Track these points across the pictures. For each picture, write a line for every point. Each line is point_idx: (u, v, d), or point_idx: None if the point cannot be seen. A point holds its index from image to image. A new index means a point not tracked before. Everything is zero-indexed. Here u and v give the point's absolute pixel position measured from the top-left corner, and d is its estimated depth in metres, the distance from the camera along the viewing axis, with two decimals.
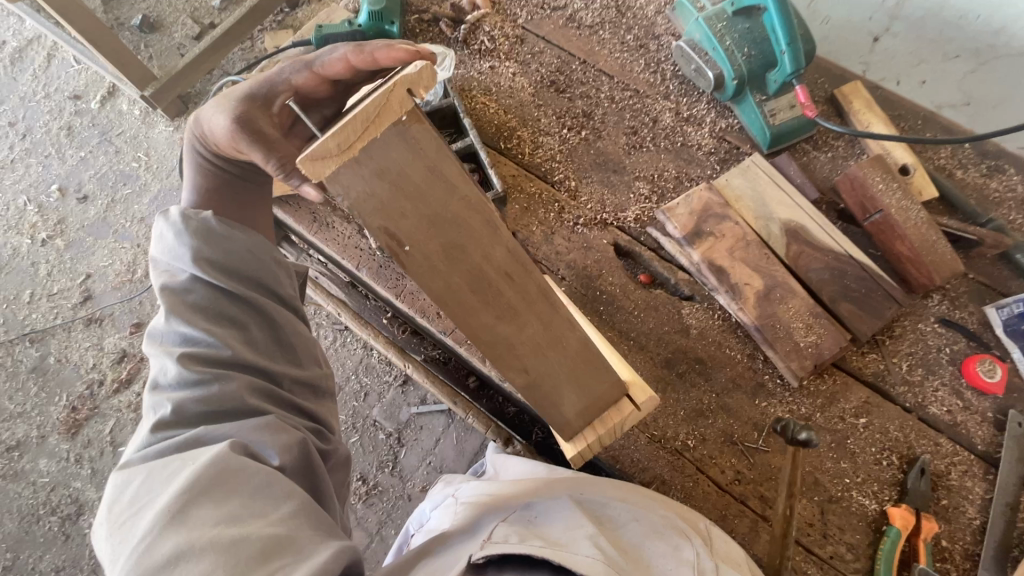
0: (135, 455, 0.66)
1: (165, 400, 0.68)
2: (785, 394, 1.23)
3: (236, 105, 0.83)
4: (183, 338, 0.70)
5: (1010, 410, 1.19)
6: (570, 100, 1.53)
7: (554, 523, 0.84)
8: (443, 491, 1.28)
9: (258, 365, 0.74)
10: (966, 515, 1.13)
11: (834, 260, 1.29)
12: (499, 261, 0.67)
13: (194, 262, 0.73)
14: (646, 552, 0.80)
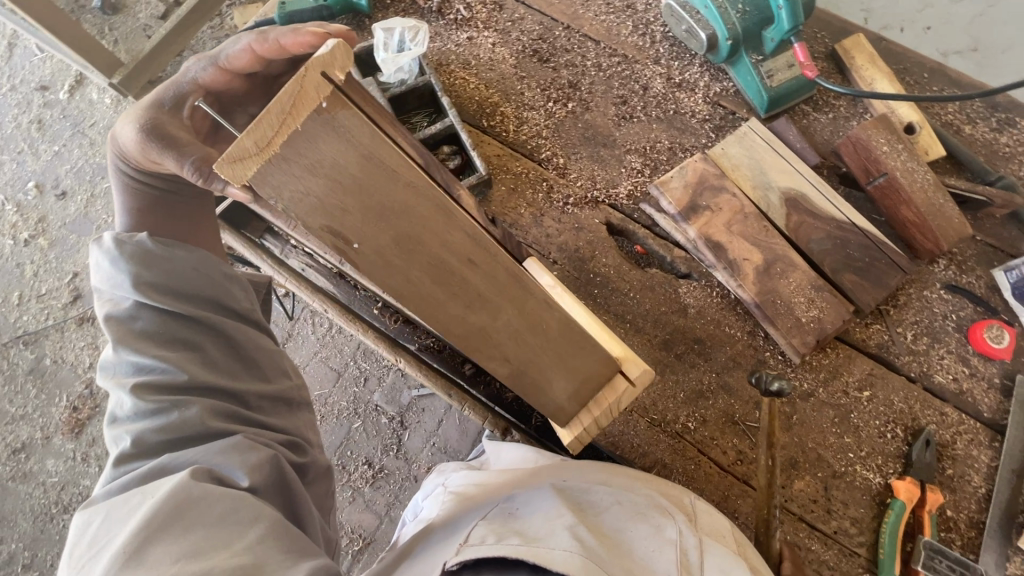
0: (103, 486, 0.70)
1: (124, 433, 0.72)
2: (787, 370, 1.20)
3: (141, 113, 0.76)
4: (136, 366, 0.73)
5: (1017, 375, 1.17)
6: (555, 70, 1.45)
7: (534, 512, 0.83)
8: (438, 481, 1.27)
9: (217, 386, 0.76)
10: (972, 484, 1.11)
11: (835, 229, 1.24)
12: (459, 247, 0.62)
13: (135, 288, 0.75)
14: (628, 534, 0.79)
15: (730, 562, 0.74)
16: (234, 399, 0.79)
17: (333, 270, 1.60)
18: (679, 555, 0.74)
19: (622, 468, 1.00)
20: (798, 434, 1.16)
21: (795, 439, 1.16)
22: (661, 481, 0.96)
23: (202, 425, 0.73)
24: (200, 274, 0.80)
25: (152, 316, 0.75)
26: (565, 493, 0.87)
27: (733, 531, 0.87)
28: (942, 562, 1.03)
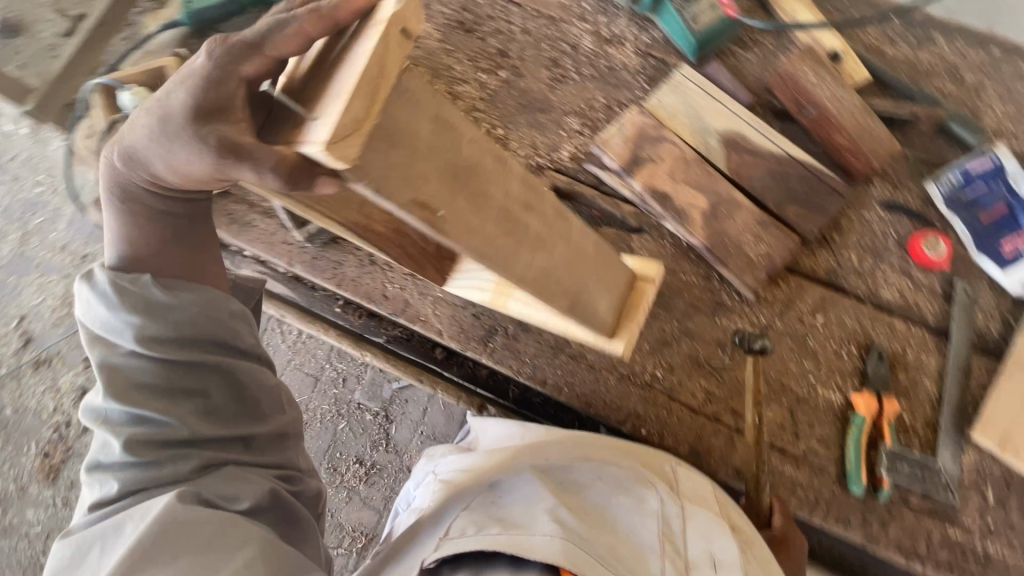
0: (81, 516, 0.78)
1: (111, 478, 0.77)
2: (744, 307, 1.23)
3: (161, 130, 0.63)
4: (128, 417, 0.77)
5: (955, 280, 1.23)
6: (482, 39, 1.42)
7: (518, 493, 0.91)
8: (424, 468, 1.29)
9: (215, 436, 0.81)
10: (924, 389, 1.18)
11: (775, 164, 1.26)
12: (515, 194, 0.75)
13: (138, 342, 0.77)
14: (613, 509, 0.90)
15: (710, 525, 0.88)
16: (234, 442, 0.84)
17: (286, 274, 1.52)
18: (663, 526, 0.87)
19: (603, 437, 1.11)
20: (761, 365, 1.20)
21: (759, 371, 1.20)
22: (641, 451, 1.08)
23: (194, 479, 0.78)
24: (206, 324, 0.82)
25: (143, 372, 0.78)
26: (548, 473, 0.96)
27: (718, 490, 1.05)
28: (900, 464, 1.12)
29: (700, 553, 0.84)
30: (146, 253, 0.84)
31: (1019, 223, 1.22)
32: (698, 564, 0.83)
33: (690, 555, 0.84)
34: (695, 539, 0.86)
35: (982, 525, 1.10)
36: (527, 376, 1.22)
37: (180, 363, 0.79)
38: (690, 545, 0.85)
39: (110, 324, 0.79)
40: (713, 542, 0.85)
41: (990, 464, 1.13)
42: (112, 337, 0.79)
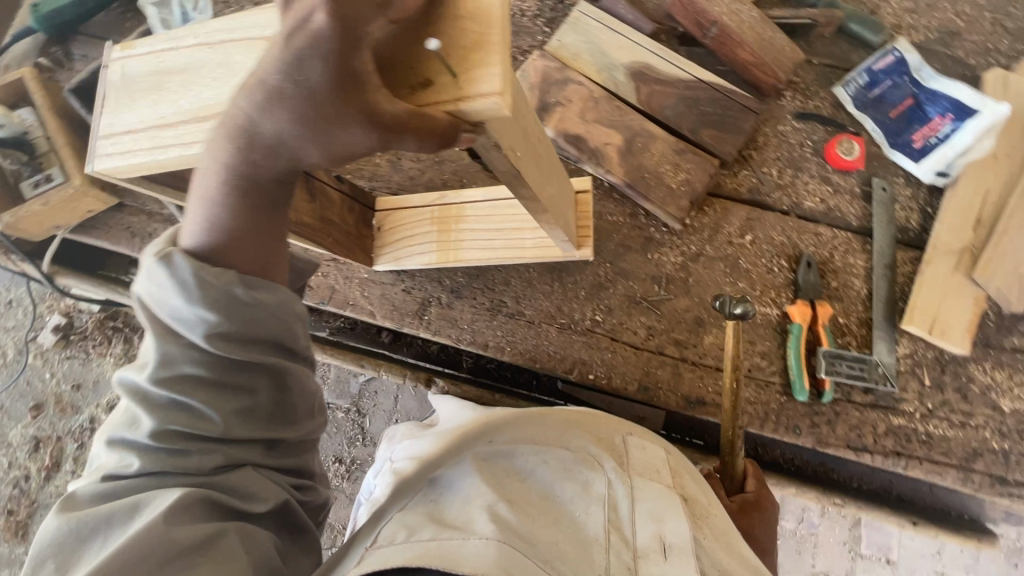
0: (90, 479, 0.66)
1: (133, 453, 0.65)
2: (673, 239, 1.22)
3: (284, 110, 0.55)
4: (171, 399, 0.65)
5: (873, 178, 1.24)
6: None
7: (459, 487, 0.82)
8: (384, 455, 1.25)
9: (250, 438, 0.69)
10: (854, 289, 1.20)
11: (684, 90, 1.24)
12: (540, 130, 0.80)
13: (205, 337, 0.64)
14: (560, 496, 0.82)
15: (660, 504, 0.82)
16: (261, 442, 0.71)
17: None
18: (609, 514, 0.80)
19: (555, 408, 0.98)
20: (698, 293, 1.20)
21: (696, 299, 1.20)
22: (593, 419, 0.98)
23: (210, 479, 0.66)
24: (259, 320, 0.67)
25: (189, 358, 0.65)
26: (491, 462, 0.86)
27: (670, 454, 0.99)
28: (842, 365, 1.13)
29: (649, 538, 0.78)
30: (231, 237, 0.66)
31: (928, 113, 1.23)
32: (647, 550, 0.77)
33: (637, 542, 0.78)
34: (643, 523, 0.80)
35: (921, 408, 1.15)
36: (469, 342, 1.20)
37: (235, 360, 0.67)
38: (638, 530, 0.79)
39: (155, 296, 0.65)
40: (663, 524, 0.79)
41: (923, 350, 1.16)
42: (155, 311, 0.66)
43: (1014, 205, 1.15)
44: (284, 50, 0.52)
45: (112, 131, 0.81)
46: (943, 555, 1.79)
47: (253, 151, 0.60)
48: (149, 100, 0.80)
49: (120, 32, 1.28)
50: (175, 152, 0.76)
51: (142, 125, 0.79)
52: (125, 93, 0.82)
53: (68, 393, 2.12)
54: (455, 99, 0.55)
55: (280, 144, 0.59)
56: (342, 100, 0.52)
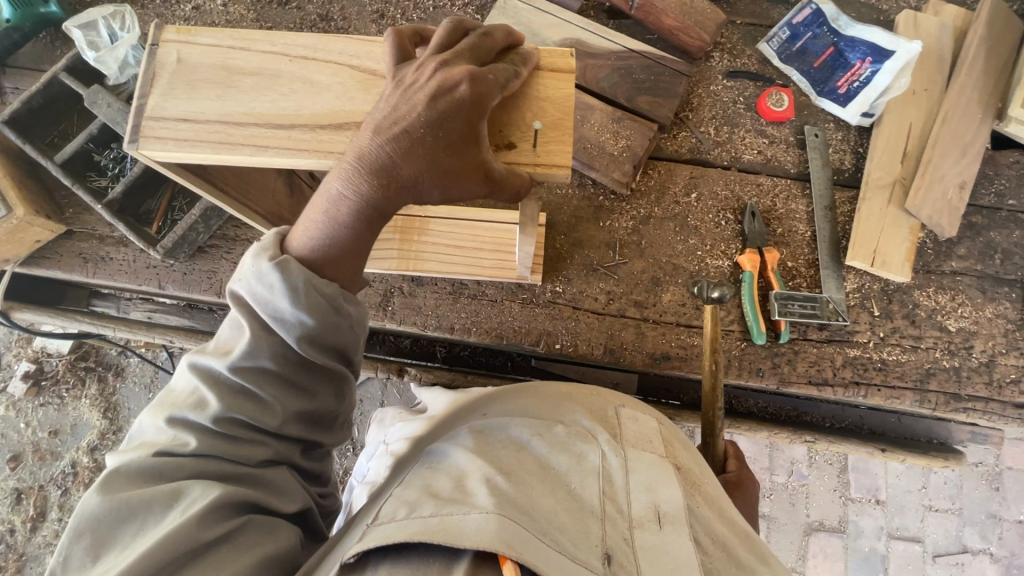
0: (136, 454, 0.62)
1: (191, 435, 0.62)
2: (622, 205, 1.26)
3: (404, 150, 0.58)
4: (240, 385, 0.64)
5: (804, 127, 1.29)
6: (300, 7, 1.32)
7: (449, 464, 0.73)
8: (375, 439, 1.22)
9: (299, 437, 0.68)
10: (799, 233, 1.25)
11: (616, 60, 1.28)
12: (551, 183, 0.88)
13: (298, 341, 0.62)
14: (554, 467, 0.72)
15: (655, 472, 0.73)
16: (301, 442, 0.70)
17: (181, 304, 1.41)
18: (605, 485, 0.71)
19: (546, 384, 0.91)
20: (652, 253, 1.24)
21: (650, 259, 1.23)
22: (587, 392, 0.89)
23: (258, 471, 0.65)
24: (344, 336, 0.66)
25: (276, 357, 0.64)
26: (483, 438, 0.77)
27: (664, 421, 0.87)
28: (794, 305, 1.18)
29: (643, 507, 0.70)
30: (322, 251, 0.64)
31: (849, 60, 1.29)
32: (641, 519, 0.69)
33: (632, 511, 0.69)
34: (637, 493, 0.70)
35: (874, 338, 1.20)
36: (435, 327, 1.22)
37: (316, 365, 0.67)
38: (632, 499, 0.70)
39: (257, 292, 0.62)
40: (657, 493, 0.70)
41: (869, 282, 1.22)
42: (253, 305, 0.63)
43: (936, 135, 1.20)
44: (428, 105, 0.58)
45: (156, 117, 0.60)
46: (928, 488, 1.85)
47: (378, 177, 0.59)
48: (211, 94, 0.61)
49: (51, 61, 1.28)
50: (248, 157, 0.59)
51: (201, 118, 0.60)
52: (176, 80, 0.61)
53: (46, 441, 2.07)
54: (535, 162, 0.63)
55: (405, 170, 0.59)
56: (462, 150, 0.59)
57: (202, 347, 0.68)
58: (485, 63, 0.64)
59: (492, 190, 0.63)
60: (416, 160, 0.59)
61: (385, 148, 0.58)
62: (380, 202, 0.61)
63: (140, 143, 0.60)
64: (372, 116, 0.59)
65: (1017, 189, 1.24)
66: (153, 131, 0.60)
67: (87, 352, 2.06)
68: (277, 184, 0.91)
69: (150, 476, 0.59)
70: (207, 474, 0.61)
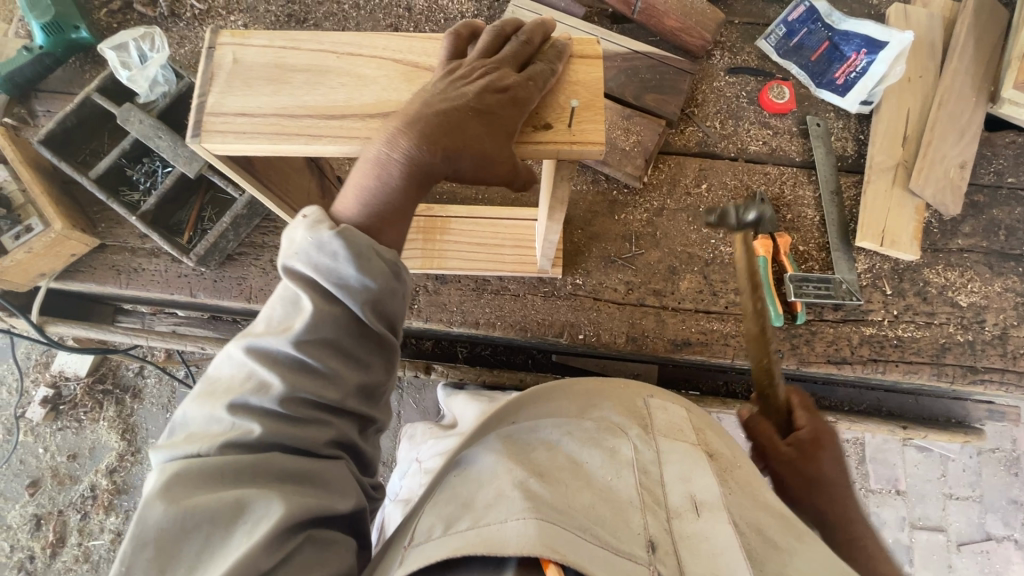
0: (193, 448, 0.58)
1: (253, 420, 0.59)
2: (635, 199, 1.30)
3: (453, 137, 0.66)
4: (299, 361, 0.62)
5: (806, 117, 1.34)
6: (317, 25, 1.38)
7: (479, 468, 0.70)
8: (408, 455, 1.22)
9: (357, 411, 0.67)
10: (807, 218, 1.29)
11: (623, 62, 1.34)
12: None
13: (363, 302, 0.64)
14: (586, 463, 0.71)
15: (689, 462, 0.73)
16: (359, 419, 0.69)
17: (203, 315, 1.46)
18: (641, 477, 0.70)
19: (572, 381, 0.91)
20: (667, 243, 1.27)
21: (666, 248, 1.27)
22: (612, 386, 0.88)
23: (319, 464, 0.62)
24: (397, 304, 0.68)
25: (334, 326, 0.64)
26: (512, 439, 0.74)
27: (692, 409, 0.89)
28: (809, 287, 1.21)
29: (681, 498, 0.68)
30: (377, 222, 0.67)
31: (845, 53, 1.34)
32: (680, 510, 0.67)
33: (670, 503, 0.68)
34: (674, 484, 0.70)
35: (888, 316, 1.23)
36: (460, 323, 1.25)
37: (374, 335, 0.68)
38: (670, 491, 0.69)
39: (318, 261, 0.63)
40: (693, 483, 0.70)
41: (880, 262, 1.25)
42: (312, 275, 0.63)
43: (935, 119, 1.25)
44: (476, 94, 0.67)
45: (218, 111, 0.73)
46: (947, 476, 1.86)
47: (429, 143, 0.65)
48: (268, 91, 0.74)
49: (80, 84, 1.34)
50: (303, 143, 0.71)
51: (258, 110, 0.73)
52: (234, 78, 0.75)
53: (64, 464, 1.97)
54: (569, 140, 0.71)
55: (453, 138, 0.66)
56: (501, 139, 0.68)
57: (250, 331, 0.65)
58: (524, 59, 0.73)
59: (515, 177, 0.72)
60: (464, 133, 0.67)
61: (436, 122, 0.66)
62: (430, 163, 0.66)
63: (203, 136, 0.73)
64: (424, 98, 0.68)
65: (1015, 168, 1.29)
66: (215, 124, 0.73)
67: (106, 373, 1.98)
68: (312, 186, 1.03)
69: (212, 480, 0.56)
70: (268, 472, 0.58)
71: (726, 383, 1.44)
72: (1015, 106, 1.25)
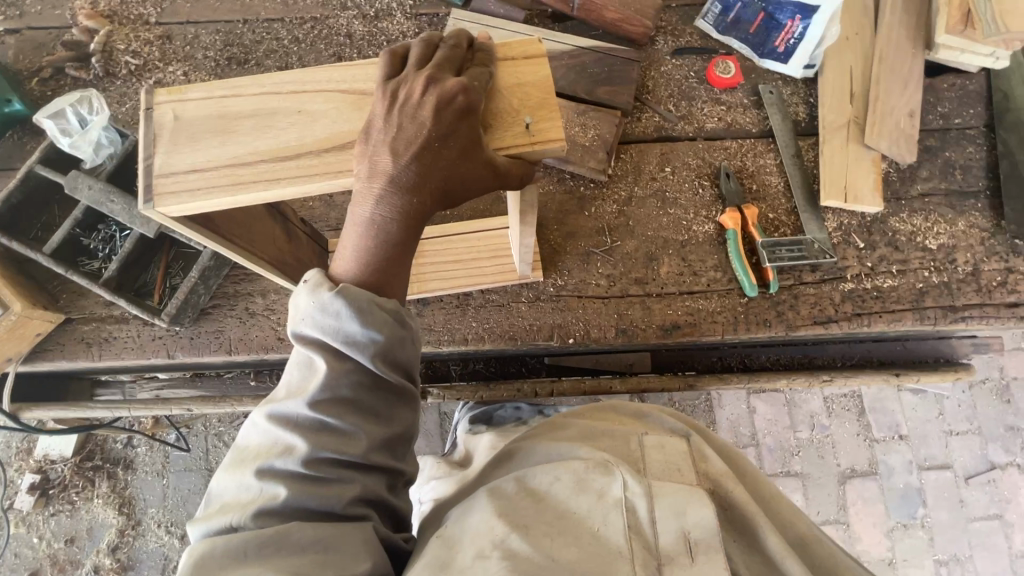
0: (226, 518, 0.62)
1: (279, 481, 0.63)
2: (603, 191, 1.30)
3: (423, 180, 0.68)
4: (319, 422, 0.65)
5: (757, 87, 1.36)
6: (259, 64, 1.36)
7: (467, 528, 0.71)
8: (415, 492, 1.20)
9: (383, 466, 0.69)
10: (773, 185, 1.30)
11: (570, 59, 1.34)
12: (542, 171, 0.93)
13: (372, 355, 0.67)
14: (576, 511, 0.72)
15: (682, 495, 0.73)
16: (385, 476, 0.70)
17: (185, 374, 1.42)
18: (630, 518, 0.71)
19: (572, 421, 0.92)
20: (641, 230, 1.28)
21: (640, 236, 1.28)
22: (607, 424, 0.90)
23: (335, 526, 0.62)
24: (408, 352, 0.71)
25: (349, 383, 0.67)
26: (498, 493, 0.75)
27: (690, 431, 0.89)
28: (781, 251, 1.22)
29: (673, 536, 0.70)
30: (375, 278, 0.70)
31: (780, 20, 1.36)
32: (672, 554, 0.69)
33: (662, 545, 0.69)
34: (665, 520, 0.71)
35: (864, 269, 1.24)
36: (448, 341, 1.24)
37: (391, 384, 0.70)
38: (661, 530, 0.70)
39: (324, 324, 0.66)
40: (686, 517, 0.71)
41: (847, 218, 1.27)
42: (321, 338, 0.67)
43: (878, 73, 1.29)
44: (432, 117, 0.67)
45: (168, 172, 0.71)
46: (945, 414, 1.90)
47: (408, 193, 0.68)
48: (216, 142, 0.72)
49: (21, 158, 1.29)
50: (261, 189, 0.70)
51: (209, 164, 0.71)
52: (179, 135, 0.73)
53: (63, 550, 1.88)
54: (531, 141, 0.71)
55: (430, 184, 0.69)
56: (468, 159, 0.68)
57: (272, 397, 0.69)
58: (457, 64, 0.72)
59: (502, 183, 0.71)
60: (437, 170, 0.68)
61: (407, 167, 0.67)
62: (416, 214, 0.70)
63: (155, 200, 0.70)
64: (378, 135, 0.67)
65: (960, 109, 1.32)
66: (167, 186, 0.71)
67: (93, 450, 1.91)
68: (275, 232, 1.01)
69: (239, 555, 0.58)
70: (287, 543, 0.59)
71: (720, 359, 1.45)
72: (951, 50, 1.29)
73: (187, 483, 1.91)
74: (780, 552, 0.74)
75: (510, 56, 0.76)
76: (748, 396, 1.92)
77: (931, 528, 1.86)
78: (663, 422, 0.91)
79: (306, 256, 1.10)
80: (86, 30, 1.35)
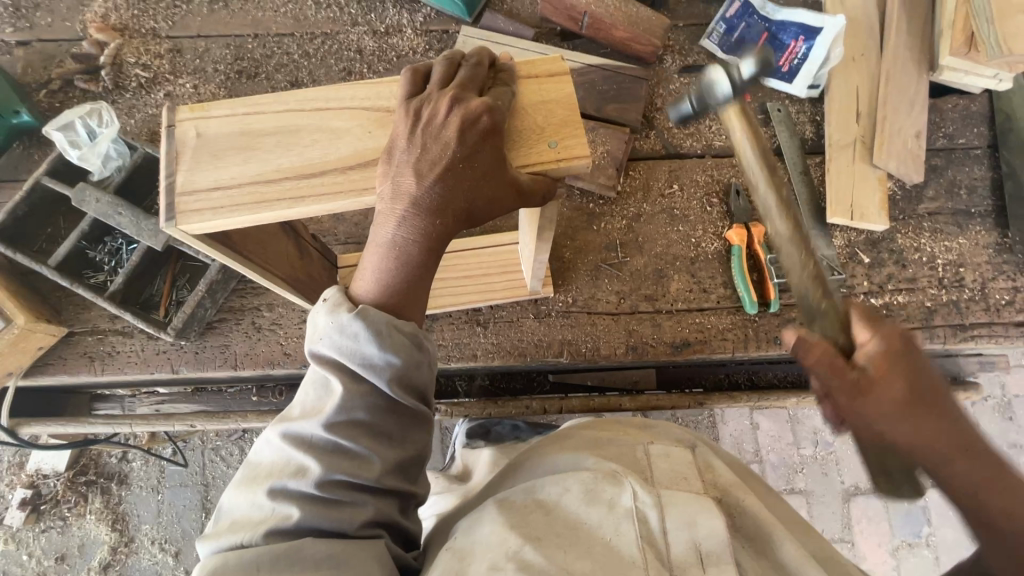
0: (237, 537, 0.61)
1: (291, 502, 0.61)
2: (612, 207, 1.30)
3: (444, 201, 0.68)
4: (333, 443, 0.64)
5: (765, 105, 1.37)
6: (269, 78, 1.37)
7: (477, 541, 0.69)
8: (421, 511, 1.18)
9: (397, 489, 0.67)
10: None
11: (579, 76, 1.35)
12: None
13: (388, 378, 0.65)
14: (587, 522, 0.70)
15: (691, 503, 0.70)
16: (399, 497, 0.68)
17: (186, 389, 1.40)
18: (641, 528, 0.68)
19: (578, 432, 0.90)
20: (649, 246, 1.28)
21: (648, 252, 1.28)
22: (613, 433, 0.89)
23: (346, 543, 0.61)
24: (424, 374, 0.69)
25: (368, 407, 0.66)
26: (508, 505, 0.74)
27: (695, 443, 0.88)
28: None
29: (685, 547, 0.67)
30: (395, 298, 0.69)
31: (784, 41, 1.37)
32: (683, 563, 0.66)
33: (673, 555, 0.66)
34: (676, 530, 0.68)
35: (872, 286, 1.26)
36: (457, 357, 1.23)
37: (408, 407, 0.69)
38: (672, 540, 0.67)
39: (342, 345, 0.66)
40: (697, 528, 0.68)
41: (854, 236, 1.28)
42: (340, 359, 0.66)
43: (884, 94, 1.31)
44: (456, 138, 0.66)
45: (188, 190, 0.71)
46: None
47: (431, 216, 0.68)
48: (238, 159, 0.72)
49: (28, 169, 1.29)
50: (284, 207, 0.69)
51: (230, 182, 0.71)
52: (201, 153, 0.72)
53: (53, 568, 1.83)
54: (556, 158, 0.71)
55: (453, 205, 0.68)
56: (490, 180, 0.68)
57: (287, 415, 0.69)
58: (480, 83, 0.72)
59: (526, 201, 0.71)
60: (459, 191, 0.68)
61: (431, 189, 0.67)
62: (437, 235, 0.69)
63: (176, 219, 0.70)
64: (401, 155, 0.67)
65: (965, 128, 1.34)
66: (189, 205, 0.70)
67: (85, 465, 1.86)
68: (287, 248, 1.00)
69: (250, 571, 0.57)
70: (298, 562, 0.58)
71: (726, 376, 1.44)
72: (955, 71, 1.30)
73: (182, 499, 1.87)
74: (798, 561, 0.71)
75: (533, 73, 0.76)
76: (751, 413, 1.91)
77: (937, 547, 1.84)
78: (671, 434, 0.91)
79: (316, 273, 1.09)
80: (96, 43, 1.35)
